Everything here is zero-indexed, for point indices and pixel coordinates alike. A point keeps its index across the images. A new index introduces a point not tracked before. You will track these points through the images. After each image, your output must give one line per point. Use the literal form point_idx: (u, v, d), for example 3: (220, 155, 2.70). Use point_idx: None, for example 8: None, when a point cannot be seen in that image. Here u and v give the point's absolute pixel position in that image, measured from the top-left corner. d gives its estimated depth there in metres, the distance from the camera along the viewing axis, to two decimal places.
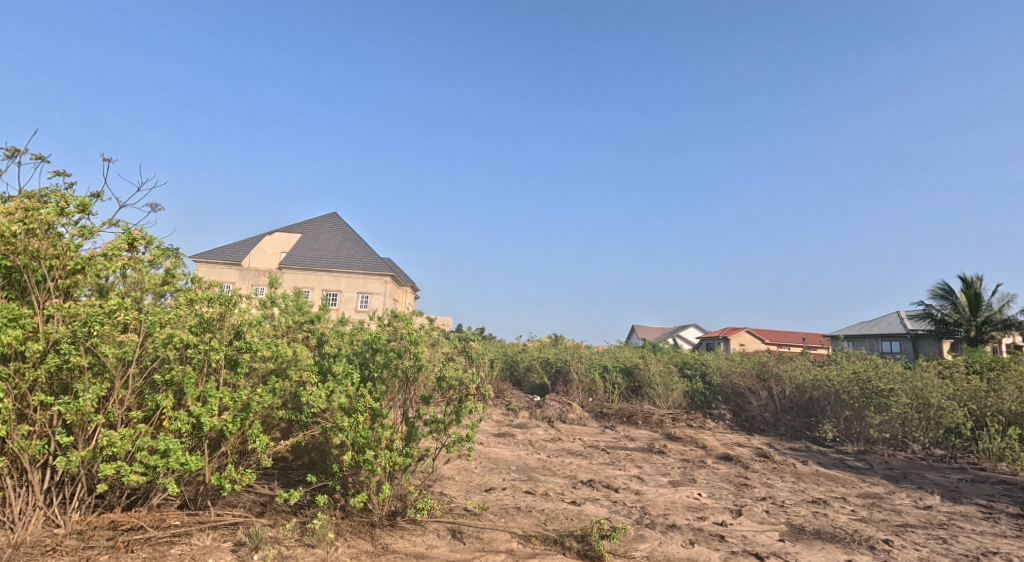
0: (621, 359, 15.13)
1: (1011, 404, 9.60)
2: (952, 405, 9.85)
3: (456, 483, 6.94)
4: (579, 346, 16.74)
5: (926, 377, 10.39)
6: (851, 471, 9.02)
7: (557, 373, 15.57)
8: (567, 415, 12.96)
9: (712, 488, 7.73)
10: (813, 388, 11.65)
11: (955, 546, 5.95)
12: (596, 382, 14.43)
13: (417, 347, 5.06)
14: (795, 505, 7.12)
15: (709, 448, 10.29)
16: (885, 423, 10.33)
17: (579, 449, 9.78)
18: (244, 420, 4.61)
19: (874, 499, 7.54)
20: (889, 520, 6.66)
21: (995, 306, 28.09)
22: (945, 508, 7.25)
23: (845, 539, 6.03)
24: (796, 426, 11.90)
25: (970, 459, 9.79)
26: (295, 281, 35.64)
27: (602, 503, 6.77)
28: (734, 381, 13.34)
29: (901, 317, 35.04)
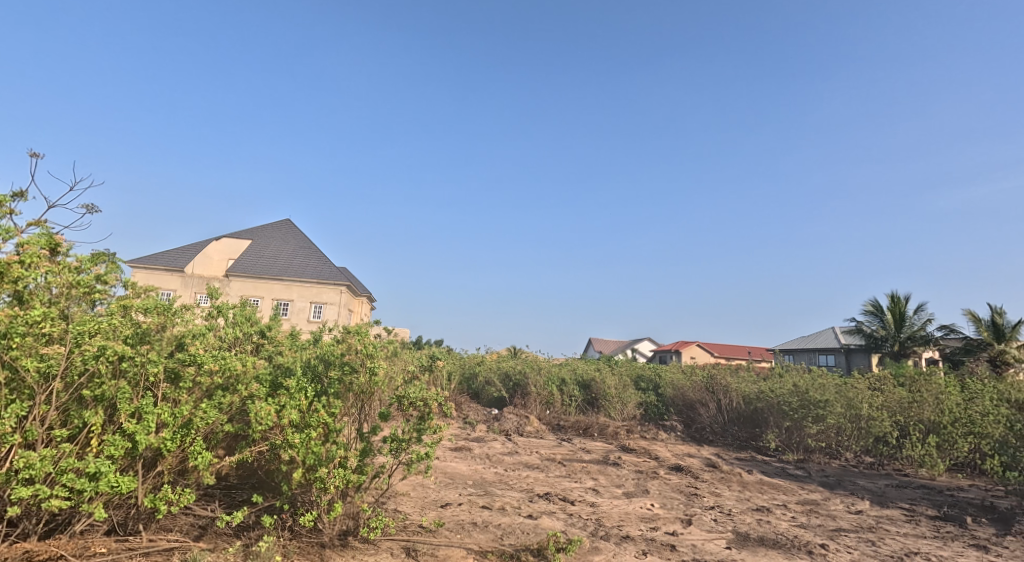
0: (578, 372, 15.17)
1: (932, 414, 9.96)
2: (880, 415, 10.31)
3: (412, 499, 6.79)
4: (538, 358, 16.76)
5: (857, 388, 10.86)
6: (792, 479, 9.22)
7: (516, 385, 15.53)
8: (525, 428, 12.94)
9: (664, 498, 7.78)
10: (756, 400, 11.81)
11: (883, 547, 6.15)
12: (553, 394, 14.35)
13: (373, 360, 4.91)
14: (741, 513, 7.23)
15: (662, 459, 10.39)
16: (822, 432, 10.68)
17: (536, 462, 9.72)
18: (185, 437, 4.39)
19: (811, 505, 7.73)
20: (825, 525, 6.83)
21: (919, 323, 29.34)
22: (874, 513, 7.47)
23: (784, 544, 6.15)
24: (742, 437, 12.16)
25: (897, 467, 10.22)
26: (243, 290, 34.60)
27: (557, 516, 6.73)
28: (685, 392, 13.54)
29: (840, 332, 36.29)
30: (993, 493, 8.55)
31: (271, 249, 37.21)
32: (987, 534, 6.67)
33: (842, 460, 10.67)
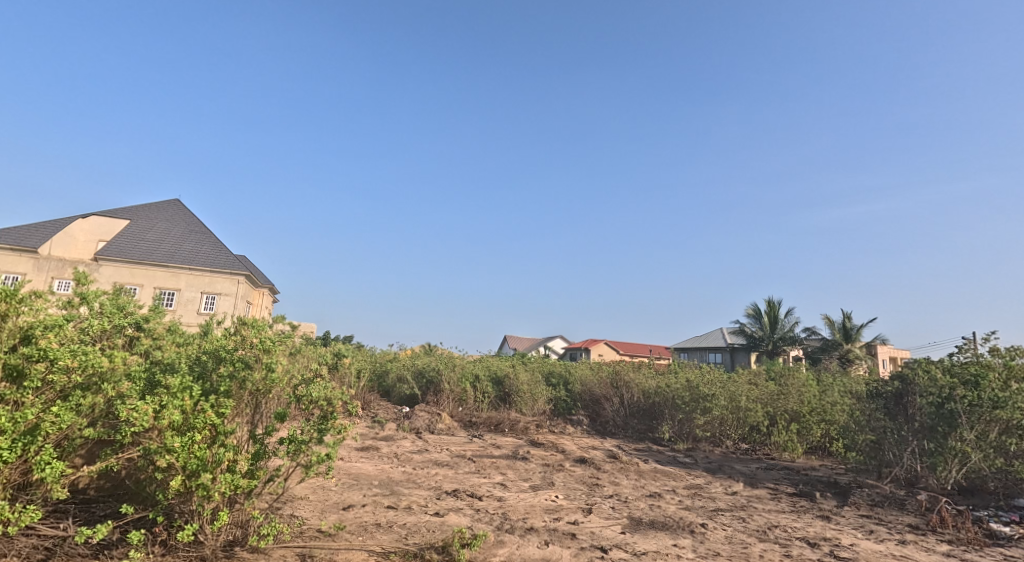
0: (490, 368, 15.07)
1: (795, 404, 10.90)
2: (756, 406, 10.87)
3: (311, 504, 6.45)
4: (453, 354, 16.58)
5: (737, 383, 11.47)
6: (681, 466, 9.63)
7: (428, 383, 15.25)
8: (436, 425, 12.73)
9: (568, 490, 7.87)
10: (655, 394, 12.42)
11: (750, 522, 6.80)
12: (466, 391, 14.26)
13: (270, 356, 4.58)
14: (636, 499, 7.44)
15: (568, 452, 10.53)
16: (708, 422, 11.16)
17: (446, 459, 9.56)
18: (30, 445, 3.90)
19: (696, 489, 8.12)
20: (706, 506, 7.29)
21: (788, 325, 31.85)
22: (747, 494, 8.10)
23: (672, 525, 6.47)
24: (640, 429, 12.59)
25: (765, 451, 10.92)
26: (115, 277, 31.99)
27: (464, 512, 6.61)
28: (593, 388, 13.82)
29: (725, 333, 38.41)
30: (844, 474, 9.79)
31: (154, 233, 34.53)
32: (831, 504, 7.86)
33: (723, 447, 11.18)
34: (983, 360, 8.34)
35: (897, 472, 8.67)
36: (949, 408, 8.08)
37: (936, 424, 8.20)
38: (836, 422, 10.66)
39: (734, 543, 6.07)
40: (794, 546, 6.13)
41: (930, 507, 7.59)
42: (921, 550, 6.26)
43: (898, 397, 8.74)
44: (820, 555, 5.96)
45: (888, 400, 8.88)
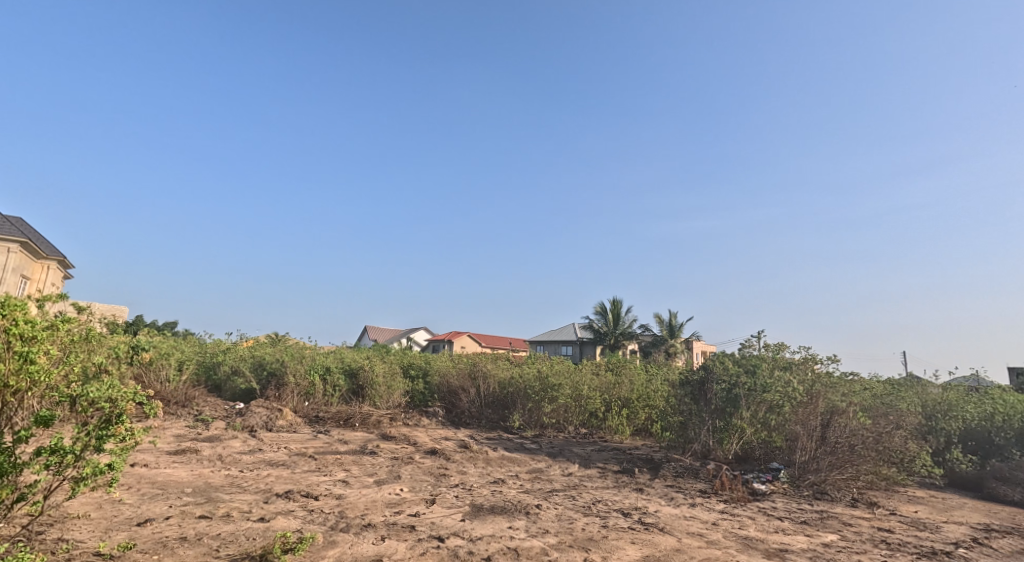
0: (345, 359, 14.20)
1: (627, 391, 12.02)
2: (595, 394, 11.79)
3: (89, 523, 5.63)
4: (303, 345, 15.18)
5: (583, 374, 12.31)
6: (526, 452, 10.03)
7: (269, 376, 13.66)
8: (274, 422, 11.67)
9: (415, 482, 7.77)
10: (510, 385, 12.87)
11: (579, 499, 7.32)
12: (314, 385, 13.24)
13: (28, 344, 3.88)
14: (480, 487, 7.59)
15: (419, 444, 10.42)
16: (554, 410, 11.88)
17: (281, 458, 8.93)
18: None
19: (536, 473, 8.53)
20: (542, 487, 7.68)
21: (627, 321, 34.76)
22: (580, 473, 8.70)
23: (510, 509, 6.70)
24: (493, 419, 12.98)
25: (600, 435, 11.88)
26: None
27: (295, 514, 6.23)
28: (451, 381, 13.75)
29: (575, 328, 40.54)
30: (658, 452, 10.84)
31: None
32: (645, 478, 8.70)
33: (567, 432, 11.95)
34: (760, 352, 9.43)
35: (694, 446, 9.85)
36: (733, 393, 9.42)
37: (726, 406, 9.53)
38: (656, 407, 11.80)
39: (562, 519, 6.47)
40: (611, 518, 6.67)
41: (715, 474, 8.82)
42: (705, 510, 7.31)
43: (700, 385, 9.87)
44: (631, 523, 6.56)
45: (694, 387, 9.96)
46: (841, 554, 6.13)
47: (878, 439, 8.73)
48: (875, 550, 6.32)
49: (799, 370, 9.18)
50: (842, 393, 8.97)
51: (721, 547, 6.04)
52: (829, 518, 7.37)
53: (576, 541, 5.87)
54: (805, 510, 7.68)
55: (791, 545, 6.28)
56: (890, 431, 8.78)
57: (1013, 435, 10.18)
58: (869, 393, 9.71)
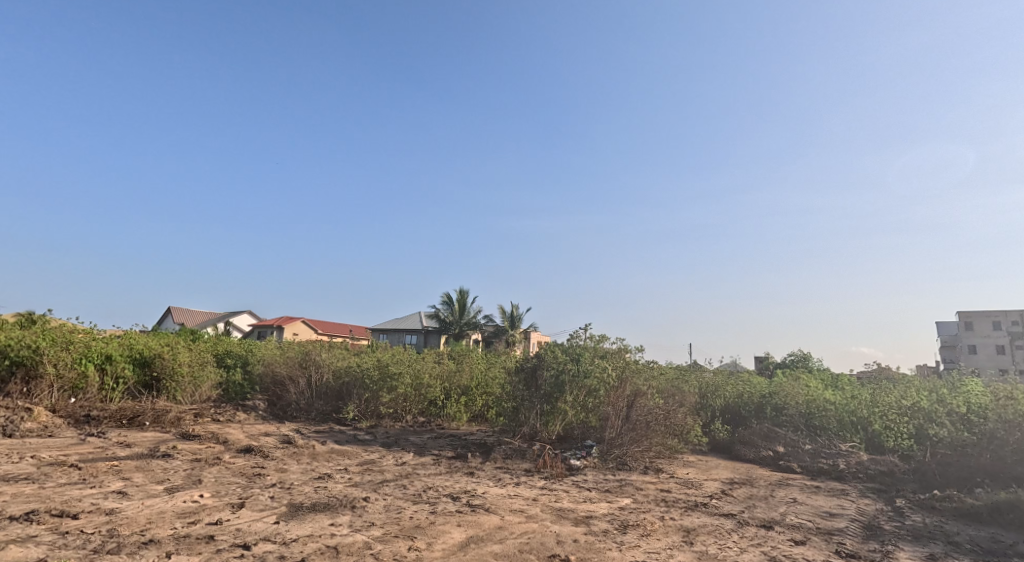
0: (132, 344, 11.16)
1: (468, 379, 12.71)
2: (435, 383, 12.11)
3: None
4: (73, 324, 11.18)
5: (423, 362, 12.50)
6: (358, 444, 9.78)
7: (15, 368, 9.59)
8: (20, 427, 8.65)
9: (219, 486, 7.01)
10: (345, 373, 12.37)
11: (411, 488, 7.35)
12: (89, 378, 10.13)
13: None
14: (302, 485, 7.23)
15: (230, 442, 9.19)
16: (393, 400, 11.75)
17: (23, 474, 6.88)
18: None
19: (367, 464, 8.44)
20: (373, 480, 7.61)
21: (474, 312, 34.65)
22: (413, 462, 8.79)
23: (334, 505, 6.50)
24: (325, 411, 12.31)
25: (439, 422, 12.15)
26: None
27: (38, 540, 5.18)
28: (276, 371, 12.69)
29: (419, 313, 39.27)
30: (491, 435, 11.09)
31: None
32: (476, 462, 8.93)
33: (404, 422, 11.92)
34: (584, 341, 10.06)
35: (524, 429, 10.07)
36: (561, 379, 9.83)
37: (553, 391, 9.92)
38: (493, 394, 12.63)
39: (390, 510, 6.43)
40: (440, 503, 6.78)
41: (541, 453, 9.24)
42: (528, 487, 7.75)
43: (533, 373, 10.11)
44: (459, 506, 6.72)
45: (526, 374, 10.22)
46: (631, 515, 6.83)
47: (666, 416, 9.93)
48: (658, 507, 7.20)
49: (614, 358, 9.95)
50: (645, 377, 10.07)
51: (539, 520, 6.45)
52: (627, 485, 8.23)
53: (401, 531, 5.87)
54: (610, 479, 8.49)
55: (595, 512, 6.87)
56: (676, 410, 10.10)
57: (751, 410, 12.33)
58: (663, 375, 11.08)
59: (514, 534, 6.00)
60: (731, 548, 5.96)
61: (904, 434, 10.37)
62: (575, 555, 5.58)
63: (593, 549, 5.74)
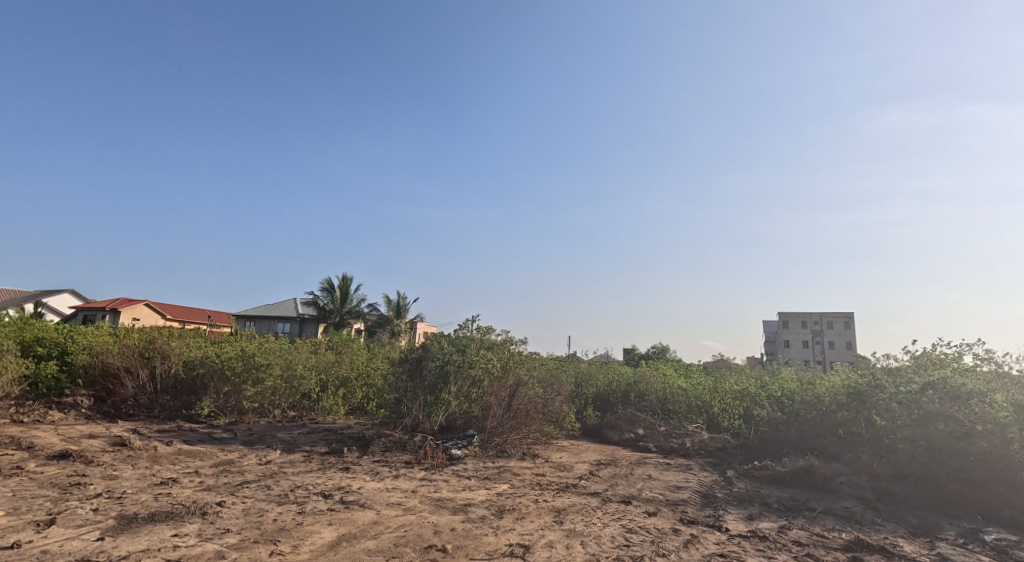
0: None
1: (347, 371, 12.62)
2: (310, 374, 11.76)
3: None
4: None
5: (296, 352, 12.03)
6: (215, 443, 9.23)
7: None
8: None
9: (19, 502, 6.11)
10: (201, 365, 10.77)
11: (274, 489, 7.11)
12: None
13: None
14: (137, 493, 6.65)
15: (37, 448, 7.88)
16: (258, 393, 11.03)
17: None
18: None
19: (224, 466, 8.03)
20: (230, 482, 7.27)
21: (356, 301, 33.63)
22: (280, 460, 8.51)
23: (179, 513, 6.10)
24: (173, 408, 10.72)
25: (312, 417, 11.88)
26: None
27: None
28: (107, 361, 10.27)
29: (294, 300, 37.35)
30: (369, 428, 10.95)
31: None
32: (352, 457, 8.83)
33: (271, 417, 11.37)
34: (471, 332, 10.24)
35: (405, 420, 9.97)
36: (446, 369, 9.92)
37: (437, 381, 9.94)
38: (374, 385, 12.54)
39: (249, 514, 6.19)
40: (310, 502, 6.65)
41: (421, 444, 9.32)
42: (406, 480, 7.81)
43: (418, 362, 10.08)
44: (331, 504, 6.64)
45: (411, 365, 10.12)
46: (508, 499, 7.12)
47: (544, 404, 10.44)
48: (532, 491, 7.54)
49: (499, 350, 10.26)
50: (528, 367, 10.51)
51: (416, 512, 6.55)
52: (506, 472, 8.52)
53: (261, 535, 5.70)
54: (488, 467, 8.78)
55: (473, 500, 7.09)
56: (554, 398, 10.60)
57: (618, 396, 13.27)
58: (543, 365, 11.55)
59: (389, 529, 6.04)
60: (596, 525, 6.40)
61: (736, 415, 11.63)
62: (450, 544, 5.75)
63: (470, 536, 5.94)
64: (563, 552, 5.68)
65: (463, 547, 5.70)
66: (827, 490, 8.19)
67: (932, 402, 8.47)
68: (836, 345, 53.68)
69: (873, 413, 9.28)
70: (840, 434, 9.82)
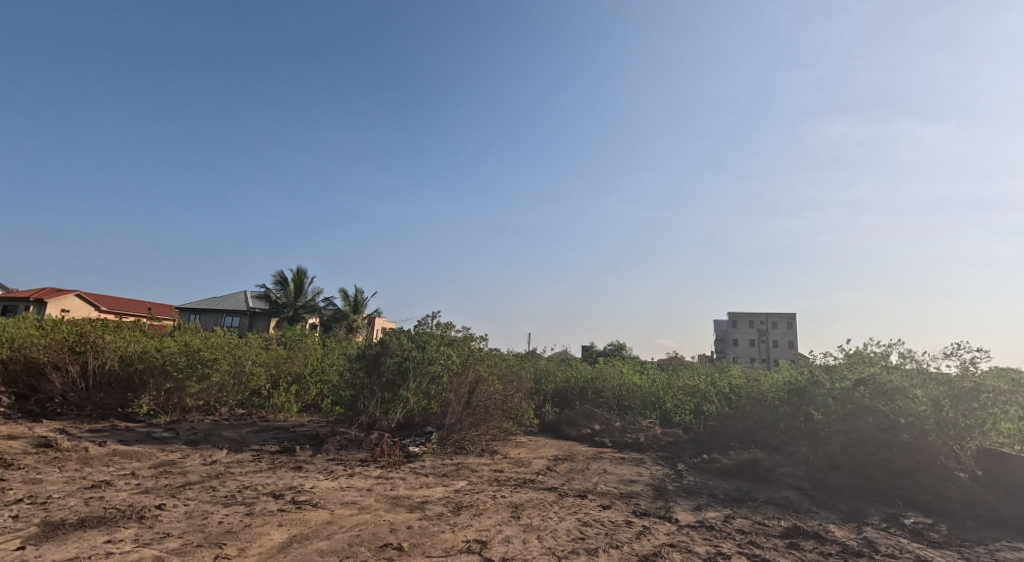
0: None
1: (299, 367, 12.52)
2: (259, 371, 11.57)
3: None
4: None
5: (245, 347, 11.75)
6: (155, 443, 8.98)
7: None
8: None
9: None
10: (139, 360, 10.43)
11: (220, 490, 6.97)
12: None
13: None
14: (65, 497, 6.42)
15: None
16: (203, 390, 10.71)
17: None
18: None
19: (164, 466, 7.83)
20: (171, 484, 7.09)
21: (310, 296, 33.03)
22: (227, 460, 8.35)
23: (112, 518, 5.92)
24: (107, 405, 10.41)
25: (262, 414, 11.63)
26: None
27: None
28: (31, 355, 9.90)
29: (244, 294, 36.46)
30: (324, 426, 10.81)
31: None
32: (306, 455, 8.73)
33: (217, 415, 11.17)
34: (431, 329, 10.20)
35: (361, 418, 9.84)
36: (405, 365, 9.84)
37: (395, 378, 9.87)
38: (329, 382, 12.33)
39: (192, 517, 6.06)
40: (259, 503, 6.54)
41: (378, 442, 9.25)
42: (362, 478, 7.75)
43: (377, 358, 9.94)
44: (282, 505, 6.55)
45: (369, 361, 9.97)
46: (466, 496, 7.15)
47: (504, 400, 10.52)
48: (490, 487, 7.60)
49: (459, 346, 10.24)
50: (487, 364, 10.56)
51: (371, 510, 6.52)
52: (464, 468, 8.55)
53: (205, 539, 5.59)
54: (447, 463, 8.80)
55: (431, 497, 7.10)
56: (513, 395, 10.69)
57: (576, 393, 13.45)
58: (503, 362, 11.60)
59: (342, 528, 6.00)
60: (553, 519, 6.49)
61: (687, 409, 12.03)
62: (406, 542, 5.74)
63: (427, 534, 5.95)
64: (519, 547, 5.74)
65: (419, 544, 5.71)
66: (768, 480, 8.50)
67: (864, 396, 8.88)
68: (781, 344, 55.49)
69: (811, 408, 9.64)
70: (782, 428, 10.16)
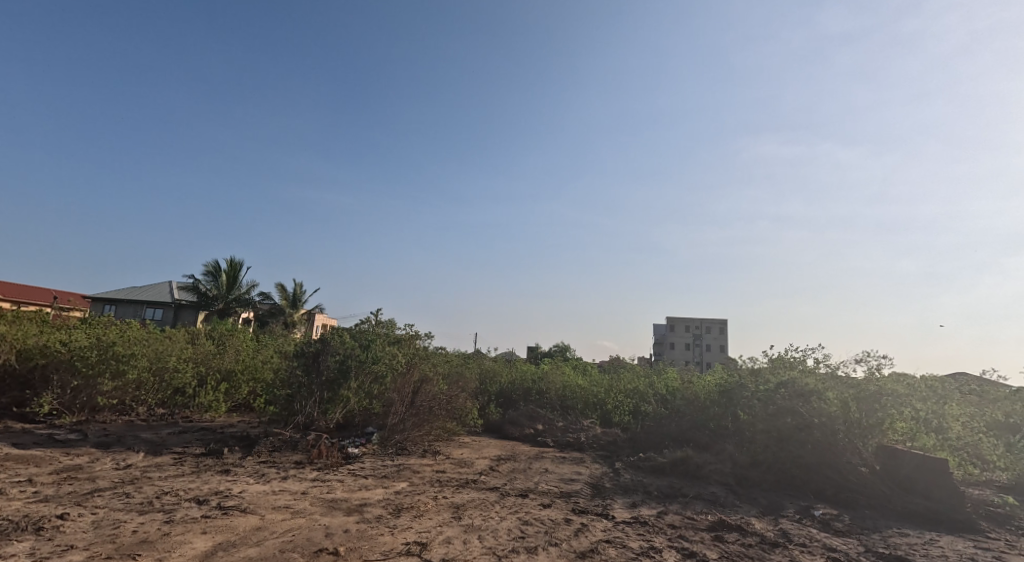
0: None
1: (229, 364, 12.01)
2: (185, 367, 11.16)
3: None
4: None
5: (169, 342, 11.26)
6: (58, 447, 8.52)
7: None
8: None
9: None
10: (41, 355, 9.66)
11: (134, 497, 6.67)
12: None
13: None
14: None
15: None
16: (118, 388, 10.27)
17: None
18: None
19: (68, 472, 7.42)
20: (76, 491, 6.75)
21: (243, 289, 31.94)
22: (142, 464, 8.01)
23: (5, 531, 5.59)
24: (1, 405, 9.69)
25: (185, 414, 11.24)
26: None
27: None
28: None
29: (171, 285, 34.88)
30: (255, 426, 10.59)
31: None
32: (235, 458, 8.48)
33: (132, 415, 10.66)
34: (375, 327, 10.09)
35: (297, 418, 9.59)
36: (347, 365, 9.66)
37: (336, 377, 9.68)
38: (262, 380, 12.31)
39: (100, 527, 5.79)
40: (180, 510, 6.32)
41: (314, 443, 9.03)
42: (296, 481, 7.59)
43: (316, 356, 9.72)
44: (206, 511, 6.34)
45: (307, 358, 9.73)
46: (407, 497, 7.11)
47: (448, 401, 10.49)
48: (431, 488, 7.57)
49: (405, 346, 10.20)
50: (431, 363, 10.51)
51: (306, 515, 6.39)
52: (405, 469, 8.49)
53: (116, 550, 5.36)
54: (386, 464, 8.72)
55: (369, 499, 7.00)
56: (458, 395, 10.66)
57: (520, 393, 13.51)
58: (448, 361, 11.54)
59: (274, 534, 5.86)
60: (494, 519, 6.53)
61: (626, 410, 12.37)
62: (343, 546, 5.66)
63: (365, 537, 5.89)
64: (460, 547, 5.76)
65: (357, 548, 5.64)
66: (697, 477, 8.82)
67: (783, 398, 9.34)
68: (714, 348, 57.39)
69: (738, 410, 10.01)
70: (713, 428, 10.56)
